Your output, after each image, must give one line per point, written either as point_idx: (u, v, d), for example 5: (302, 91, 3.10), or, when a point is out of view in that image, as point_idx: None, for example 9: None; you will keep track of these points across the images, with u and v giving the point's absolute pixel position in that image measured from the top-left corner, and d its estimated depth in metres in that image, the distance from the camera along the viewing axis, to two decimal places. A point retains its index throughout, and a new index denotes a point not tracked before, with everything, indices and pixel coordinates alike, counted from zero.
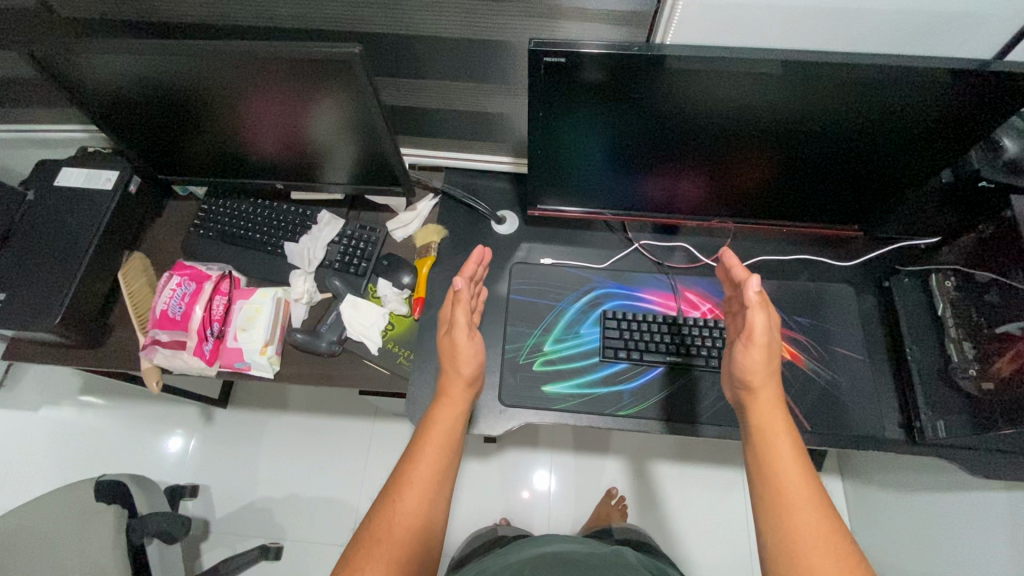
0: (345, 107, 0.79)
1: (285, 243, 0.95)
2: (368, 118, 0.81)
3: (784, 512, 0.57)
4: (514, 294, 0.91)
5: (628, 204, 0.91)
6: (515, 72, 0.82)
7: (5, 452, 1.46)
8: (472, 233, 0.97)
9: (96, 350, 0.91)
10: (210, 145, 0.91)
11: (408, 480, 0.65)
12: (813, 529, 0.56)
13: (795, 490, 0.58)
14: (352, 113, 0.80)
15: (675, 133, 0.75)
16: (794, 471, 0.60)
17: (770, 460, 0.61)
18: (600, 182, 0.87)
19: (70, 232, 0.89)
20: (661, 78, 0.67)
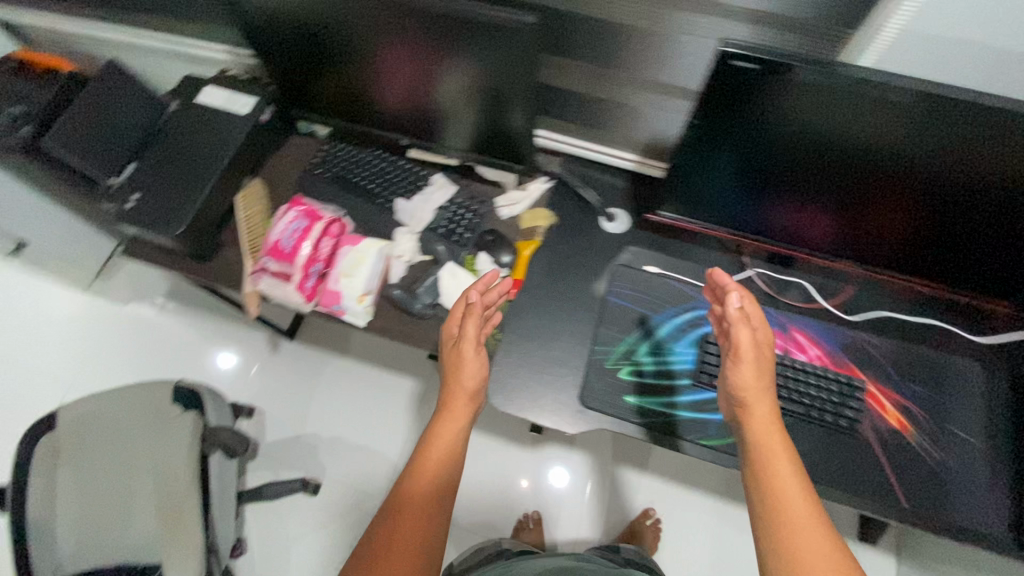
0: (492, 78, 0.78)
1: (397, 200, 0.96)
2: (512, 94, 0.79)
3: (788, 536, 0.53)
4: (612, 297, 0.88)
5: (745, 228, 0.86)
6: (674, 67, 0.80)
7: (91, 336, 1.57)
8: (581, 225, 0.94)
9: (205, 263, 0.95)
10: (344, 89, 0.92)
11: (411, 491, 0.66)
12: (817, 554, 0.52)
13: (795, 511, 0.54)
14: (489, 82, 0.78)
15: (817, 161, 0.70)
16: (792, 489, 0.56)
17: (769, 481, 0.57)
18: (722, 199, 0.82)
19: (205, 149, 0.92)
20: (819, 100, 0.62)
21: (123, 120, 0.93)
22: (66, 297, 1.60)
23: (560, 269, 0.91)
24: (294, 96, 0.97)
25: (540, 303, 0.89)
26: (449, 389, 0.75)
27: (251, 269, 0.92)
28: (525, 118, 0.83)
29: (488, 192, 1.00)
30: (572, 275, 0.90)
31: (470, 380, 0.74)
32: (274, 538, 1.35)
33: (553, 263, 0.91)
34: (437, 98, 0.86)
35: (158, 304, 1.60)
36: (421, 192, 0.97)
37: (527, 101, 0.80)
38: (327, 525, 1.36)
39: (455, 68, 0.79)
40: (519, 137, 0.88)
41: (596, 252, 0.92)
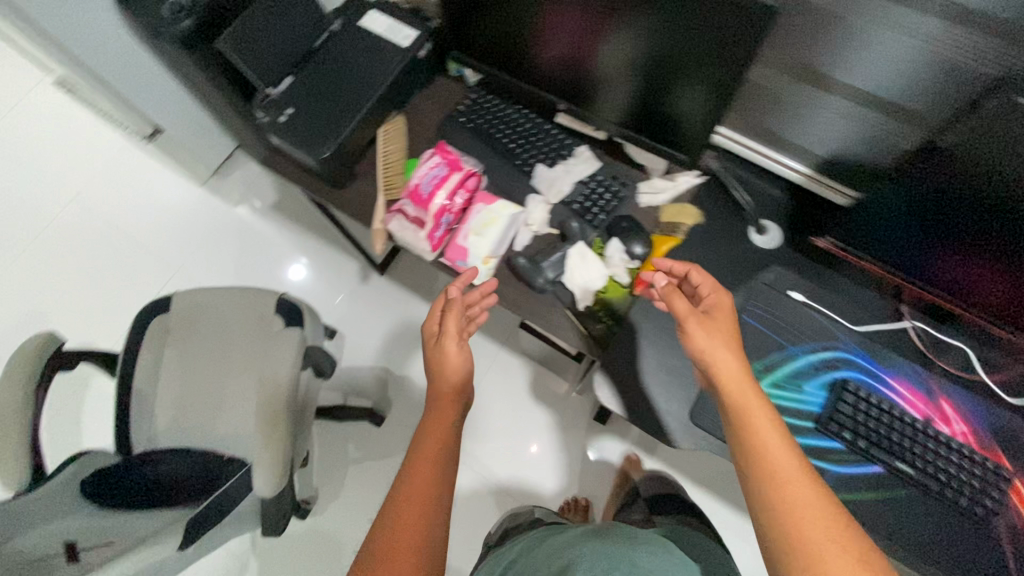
0: (690, 56, 0.72)
1: (538, 164, 0.91)
2: (704, 77, 0.73)
3: (780, 494, 0.54)
4: (746, 316, 0.83)
5: (931, 282, 0.76)
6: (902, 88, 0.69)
7: (202, 229, 1.66)
8: (727, 231, 0.87)
9: (338, 191, 0.95)
10: (511, 35, 0.87)
11: (407, 477, 0.67)
12: (810, 512, 0.52)
13: (782, 469, 0.55)
14: (678, 50, 0.72)
15: None
16: (777, 447, 0.57)
17: (755, 443, 0.57)
18: (914, 245, 0.73)
19: (361, 78, 0.91)
20: None
21: (288, 27, 0.90)
22: (183, 189, 1.69)
23: None
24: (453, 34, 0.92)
25: None
26: (435, 391, 0.77)
27: (386, 207, 0.93)
28: (703, 107, 0.77)
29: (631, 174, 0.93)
30: None
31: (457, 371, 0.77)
32: (333, 456, 1.42)
33: (690, 266, 0.85)
34: (612, 65, 0.81)
35: (264, 214, 1.66)
36: (563, 162, 0.92)
37: (717, 90, 0.73)
38: (384, 456, 1.42)
39: (653, 36, 0.73)
40: (687, 126, 0.82)
41: (737, 264, 0.85)
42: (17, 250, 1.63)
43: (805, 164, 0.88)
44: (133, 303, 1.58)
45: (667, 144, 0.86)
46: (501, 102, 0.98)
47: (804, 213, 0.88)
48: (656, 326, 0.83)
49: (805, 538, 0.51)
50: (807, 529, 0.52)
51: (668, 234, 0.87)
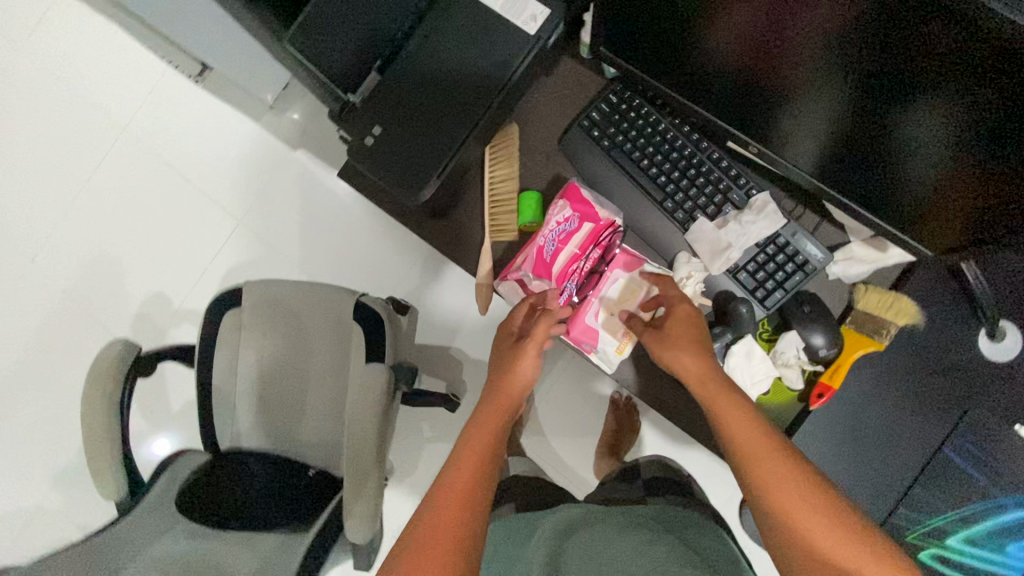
0: (988, 128, 0.44)
1: (700, 219, 0.69)
2: (1003, 168, 0.47)
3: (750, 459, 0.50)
4: (949, 452, 0.65)
5: None
6: None
7: (260, 175, 1.48)
8: (946, 335, 0.65)
9: (433, 221, 0.76)
10: (677, 38, 0.59)
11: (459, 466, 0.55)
12: (775, 468, 0.49)
13: (743, 432, 0.52)
14: (921, 84, 0.45)
15: None
16: (735, 414, 0.54)
17: (724, 420, 0.54)
18: None
19: (469, 80, 0.67)
20: None
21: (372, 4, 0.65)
22: (234, 123, 1.48)
23: (894, 390, 0.66)
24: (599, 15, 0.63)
25: (848, 425, 0.67)
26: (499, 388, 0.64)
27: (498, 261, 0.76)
28: (978, 196, 0.52)
29: (819, 233, 0.70)
30: (905, 401, 0.66)
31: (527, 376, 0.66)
32: (407, 433, 1.41)
33: (886, 376, 0.66)
34: (841, 108, 0.54)
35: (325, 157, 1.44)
36: (734, 214, 0.68)
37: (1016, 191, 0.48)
38: None
39: (927, 86, 0.45)
40: (923, 181, 0.55)
41: (952, 382, 0.65)
42: (77, 185, 1.54)
43: None
44: (198, 253, 1.51)
45: (889, 203, 0.61)
46: (652, 110, 0.72)
47: None
48: (828, 450, 0.67)
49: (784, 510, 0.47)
50: (784, 498, 0.47)
51: (869, 334, 0.65)
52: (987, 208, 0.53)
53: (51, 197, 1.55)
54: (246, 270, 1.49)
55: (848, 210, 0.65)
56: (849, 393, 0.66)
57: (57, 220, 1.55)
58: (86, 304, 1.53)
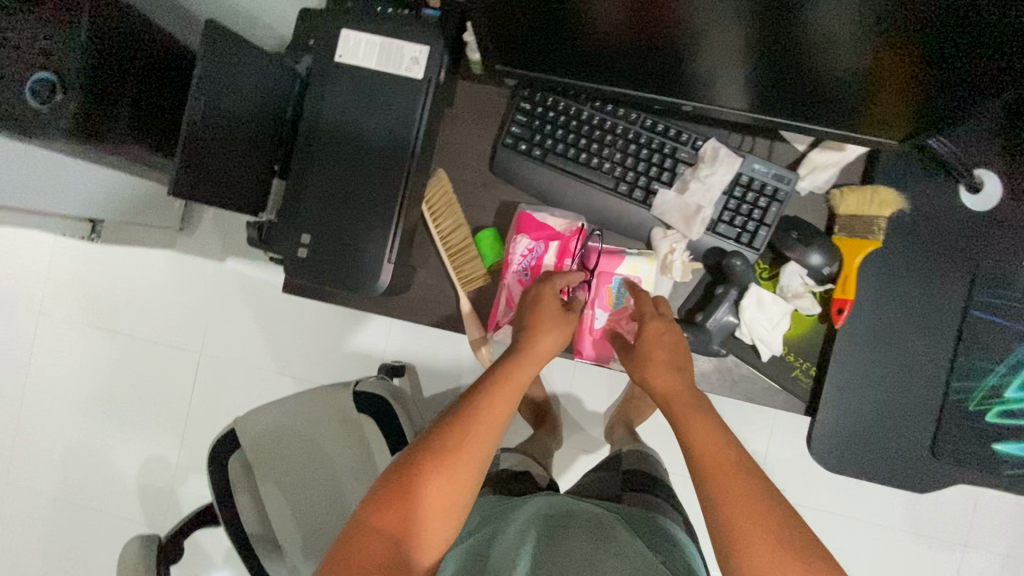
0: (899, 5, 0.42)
1: (660, 190, 0.66)
2: (925, 41, 0.45)
3: (719, 503, 0.49)
4: (976, 312, 0.65)
5: None
6: None
7: (200, 301, 1.39)
8: (930, 205, 0.65)
9: (401, 298, 0.71)
10: (571, 27, 0.55)
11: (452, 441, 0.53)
12: (749, 511, 0.48)
13: (720, 471, 0.51)
14: None
15: None
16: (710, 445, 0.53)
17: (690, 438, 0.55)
18: None
19: (375, 149, 0.62)
20: None
21: (246, 110, 0.59)
22: (152, 261, 1.39)
23: (904, 277, 0.65)
24: (482, 32, 0.59)
25: (876, 327, 0.66)
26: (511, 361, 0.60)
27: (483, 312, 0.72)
28: (920, 70, 0.49)
29: (775, 155, 0.68)
30: (917, 282, 0.65)
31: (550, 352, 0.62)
32: None
33: (892, 267, 0.65)
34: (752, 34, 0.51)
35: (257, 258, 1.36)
36: (689, 172, 0.66)
37: (958, 55, 0.46)
38: None
39: None
40: (851, 78, 0.53)
41: (952, 247, 0.65)
42: (20, 386, 1.44)
43: None
44: (168, 403, 1.41)
45: (828, 108, 0.59)
46: (568, 101, 0.68)
47: None
48: (867, 359, 0.66)
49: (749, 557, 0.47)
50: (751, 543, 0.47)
51: (863, 236, 0.64)
52: (923, 84, 0.51)
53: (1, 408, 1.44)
54: (225, 400, 1.39)
55: (794, 128, 0.64)
56: (862, 298, 0.66)
57: (16, 428, 1.45)
58: (81, 501, 1.43)
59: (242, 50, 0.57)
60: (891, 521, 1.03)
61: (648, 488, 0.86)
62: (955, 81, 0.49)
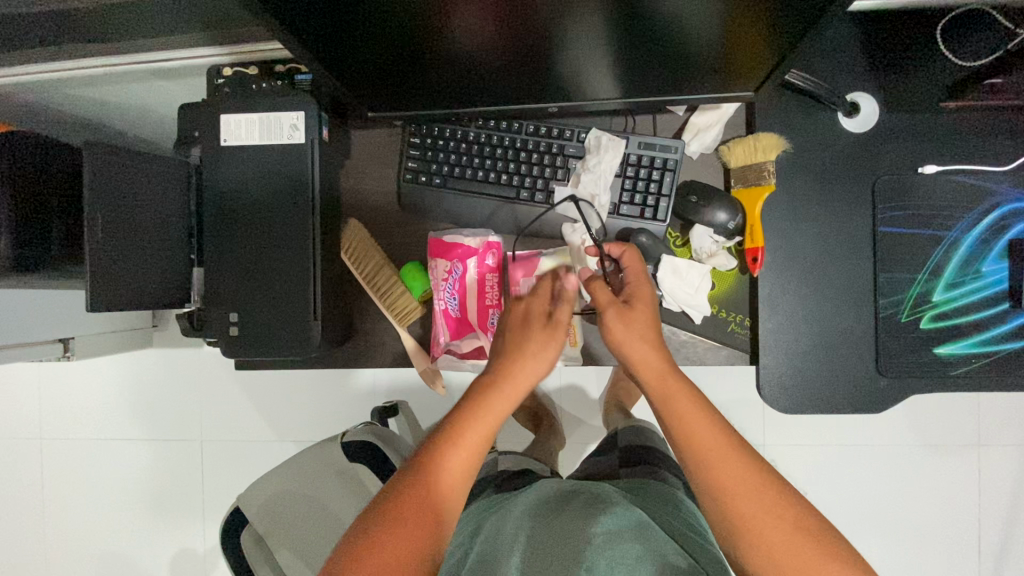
0: None
1: (557, 188, 0.69)
2: None
3: (721, 488, 0.51)
4: (883, 228, 0.67)
5: None
6: None
7: (188, 389, 1.42)
8: (815, 137, 0.67)
9: (347, 347, 0.74)
10: (429, 61, 0.58)
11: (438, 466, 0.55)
12: (743, 484, 0.51)
13: (741, 486, 0.51)
14: None
15: None
16: (703, 425, 0.54)
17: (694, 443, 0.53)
18: None
19: (278, 219, 0.65)
20: None
21: (148, 215, 0.62)
22: (134, 362, 1.42)
23: (808, 210, 0.67)
24: (351, 88, 0.62)
25: (794, 264, 0.68)
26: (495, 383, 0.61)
27: (425, 344, 0.74)
28: (757, 18, 0.51)
29: (660, 127, 0.71)
30: (821, 213, 0.67)
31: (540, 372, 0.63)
32: None
33: (794, 204, 0.67)
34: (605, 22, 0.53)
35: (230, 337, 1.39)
36: (580, 165, 0.68)
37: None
38: None
39: None
40: (699, 41, 0.56)
41: (846, 170, 0.67)
42: (39, 513, 1.47)
43: None
44: (181, 494, 1.43)
45: (691, 74, 0.61)
46: (453, 126, 0.71)
47: (891, 54, 0.66)
48: (795, 296, 0.68)
49: (760, 531, 0.49)
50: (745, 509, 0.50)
51: (757, 183, 0.66)
52: (761, 31, 0.53)
53: (26, 538, 1.47)
54: (237, 478, 1.41)
55: (668, 101, 0.66)
56: (773, 241, 0.68)
57: (41, 554, 1.47)
58: None
59: (130, 160, 0.60)
60: (894, 438, 1.03)
61: (649, 458, 0.86)
62: (785, 20, 0.51)
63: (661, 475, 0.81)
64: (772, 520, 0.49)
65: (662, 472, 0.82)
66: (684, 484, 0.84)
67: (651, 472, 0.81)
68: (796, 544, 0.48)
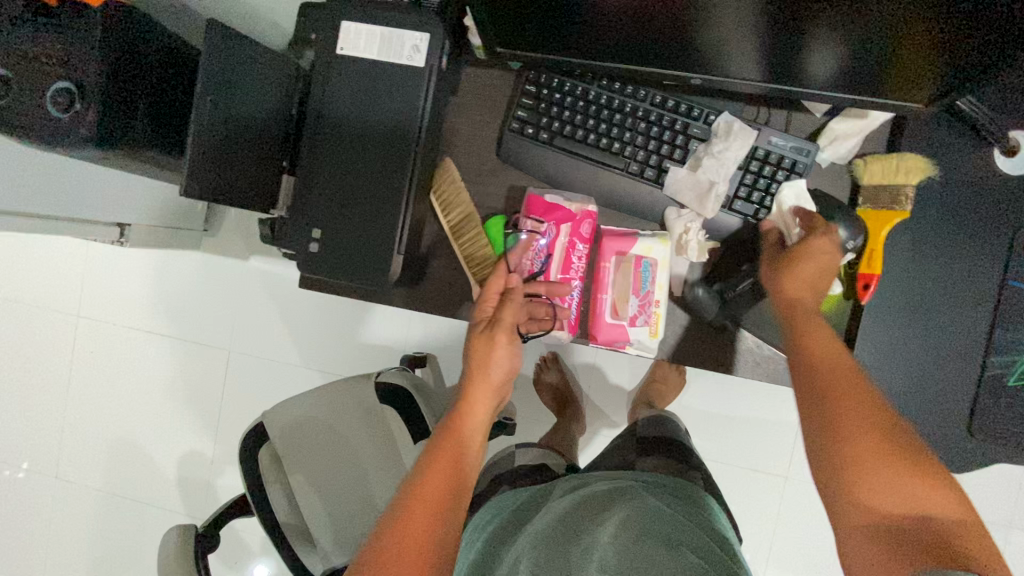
0: None
1: (670, 168, 0.65)
2: None
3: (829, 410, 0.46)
4: (1012, 282, 0.62)
5: None
6: None
7: (228, 298, 1.42)
8: (963, 171, 0.61)
9: (413, 289, 0.72)
10: (563, 8, 0.54)
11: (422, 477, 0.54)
12: (855, 414, 0.45)
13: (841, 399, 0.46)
14: None
15: None
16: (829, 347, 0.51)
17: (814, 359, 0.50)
18: None
19: (378, 139, 0.62)
20: None
21: (249, 109, 0.60)
22: (178, 262, 1.42)
23: (935, 248, 0.62)
24: (480, 20, 0.58)
25: (905, 302, 0.63)
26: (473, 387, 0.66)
27: None
28: (946, 31, 0.45)
29: (793, 126, 0.65)
30: (949, 253, 0.62)
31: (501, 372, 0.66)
32: None
33: (922, 238, 0.62)
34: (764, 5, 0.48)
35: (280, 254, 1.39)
36: (702, 149, 0.64)
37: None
38: None
39: None
40: (865, 41, 0.50)
41: (989, 213, 0.61)
42: (66, 386, 1.51)
43: None
44: (203, 398, 1.45)
45: (846, 75, 0.55)
46: (574, 81, 0.67)
47: None
48: (898, 332, 0.63)
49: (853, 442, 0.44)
50: (854, 437, 0.44)
51: (890, 207, 0.61)
52: (947, 45, 0.47)
53: (53, 409, 1.51)
54: (262, 396, 1.43)
55: (811, 98, 0.60)
56: (890, 273, 0.63)
57: (62, 426, 1.51)
58: (126, 490, 1.49)
59: (252, 51, 0.58)
60: None
61: (677, 456, 0.82)
62: (982, 35, 0.44)
63: (682, 473, 0.77)
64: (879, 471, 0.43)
65: (682, 469, 0.78)
66: (705, 480, 0.80)
67: (672, 470, 0.77)
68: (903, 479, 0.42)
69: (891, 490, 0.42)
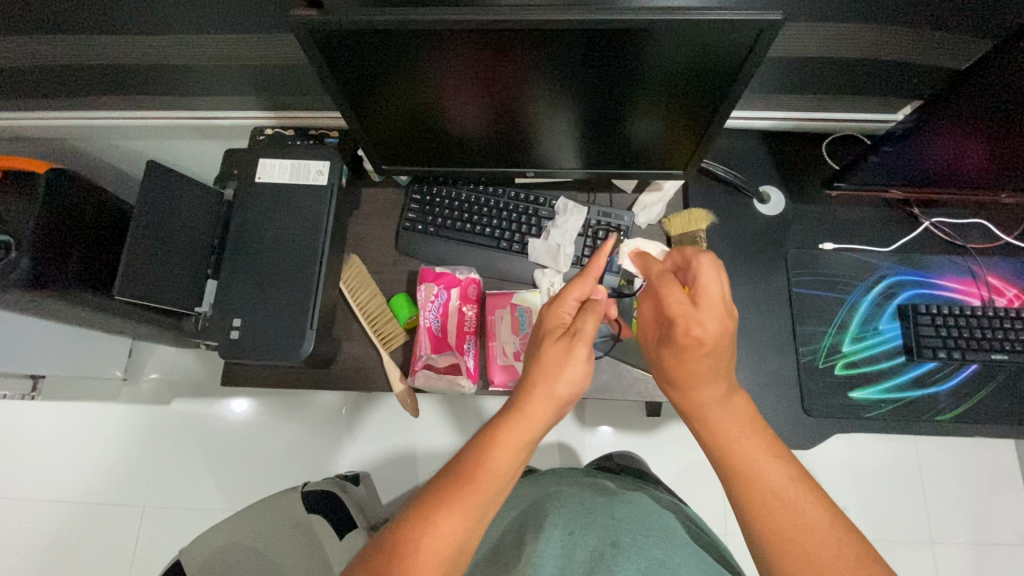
0: (637, 84, 0.63)
1: (529, 241, 0.83)
2: (672, 103, 0.66)
3: (758, 505, 0.50)
4: (797, 288, 0.81)
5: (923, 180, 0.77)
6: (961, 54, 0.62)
7: (138, 452, 1.31)
8: (736, 217, 0.84)
9: (331, 367, 0.81)
10: (432, 137, 0.75)
11: (446, 506, 0.50)
12: (775, 501, 0.50)
13: (770, 492, 0.50)
14: (572, 81, 0.64)
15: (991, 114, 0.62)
16: (750, 443, 0.52)
17: (733, 459, 0.52)
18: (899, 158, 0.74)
19: (290, 242, 0.76)
20: None
21: (178, 229, 0.74)
22: (80, 421, 1.33)
23: (734, 273, 0.82)
24: (370, 153, 0.78)
25: None
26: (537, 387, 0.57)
27: (406, 364, 0.82)
28: (687, 127, 0.70)
29: (617, 201, 0.87)
30: (746, 275, 0.82)
31: (568, 390, 0.57)
32: None
33: (722, 266, 0.82)
34: (572, 122, 0.71)
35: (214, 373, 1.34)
36: (550, 224, 0.84)
37: (693, 99, 0.65)
38: None
39: (581, 83, 0.64)
40: (644, 141, 0.74)
41: (763, 242, 0.83)
42: None
43: (844, 111, 0.77)
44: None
45: (643, 163, 0.79)
46: (449, 188, 0.86)
47: (789, 159, 0.86)
48: None
49: (782, 529, 0.48)
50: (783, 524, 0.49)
51: (692, 247, 0.81)
52: (694, 135, 0.71)
53: None
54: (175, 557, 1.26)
55: (624, 179, 0.83)
56: None
57: None
58: None
59: (181, 182, 0.74)
60: (848, 514, 1.07)
61: None
62: (706, 126, 0.69)
63: None
64: (798, 513, 0.49)
65: None
66: None
67: None
68: (826, 538, 0.48)
69: (812, 534, 0.48)
